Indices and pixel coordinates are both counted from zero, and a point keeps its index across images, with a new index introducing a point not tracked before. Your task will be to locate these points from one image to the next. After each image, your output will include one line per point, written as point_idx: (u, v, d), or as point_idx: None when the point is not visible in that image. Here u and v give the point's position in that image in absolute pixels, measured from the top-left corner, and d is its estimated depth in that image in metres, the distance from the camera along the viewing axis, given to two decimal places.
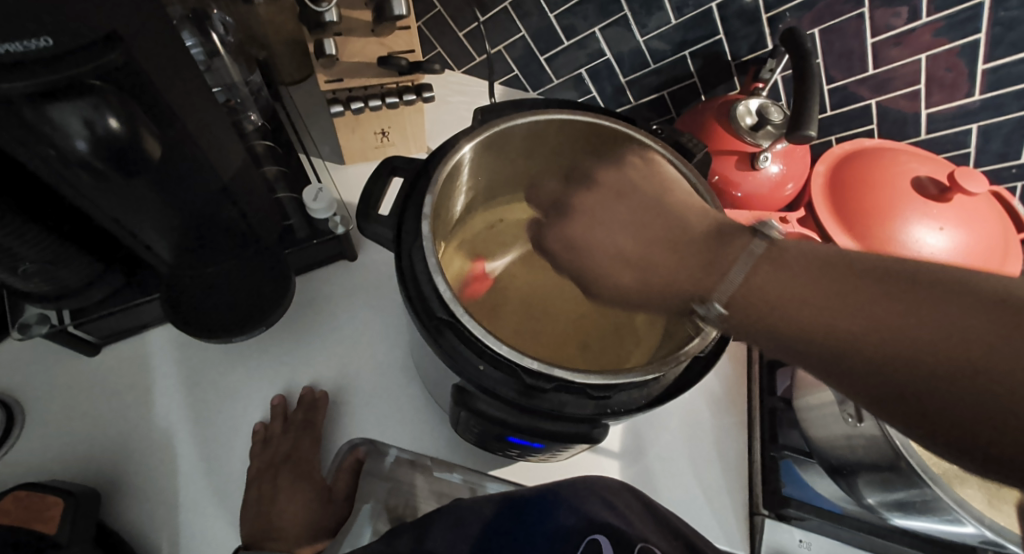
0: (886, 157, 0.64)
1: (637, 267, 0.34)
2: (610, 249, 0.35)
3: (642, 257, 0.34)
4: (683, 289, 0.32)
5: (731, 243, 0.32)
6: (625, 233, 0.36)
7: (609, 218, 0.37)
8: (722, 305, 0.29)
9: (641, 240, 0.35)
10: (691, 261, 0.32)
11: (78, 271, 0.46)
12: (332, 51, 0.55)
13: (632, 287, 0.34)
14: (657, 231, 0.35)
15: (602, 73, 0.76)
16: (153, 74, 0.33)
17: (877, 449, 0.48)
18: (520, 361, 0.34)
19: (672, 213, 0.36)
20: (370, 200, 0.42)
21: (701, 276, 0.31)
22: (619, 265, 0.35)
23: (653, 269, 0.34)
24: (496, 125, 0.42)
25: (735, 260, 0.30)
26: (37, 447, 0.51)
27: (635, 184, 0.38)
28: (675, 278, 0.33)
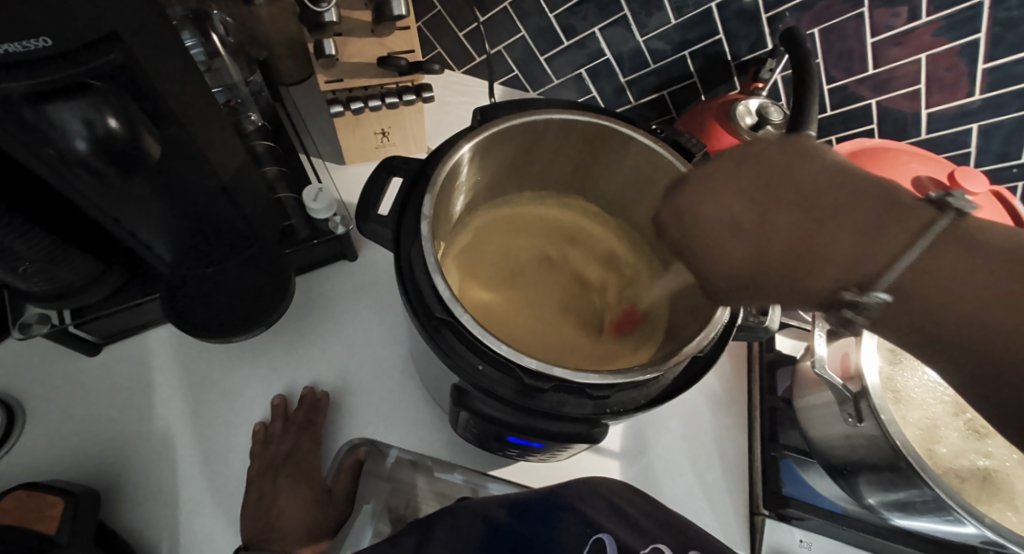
0: (886, 156, 0.64)
1: (752, 244, 0.27)
2: (717, 219, 0.29)
3: (767, 233, 0.27)
4: (827, 273, 0.25)
5: (910, 216, 0.24)
6: (747, 204, 0.28)
7: (727, 186, 0.29)
8: (885, 294, 0.23)
9: (760, 211, 0.28)
10: (847, 238, 0.25)
11: (79, 271, 0.46)
12: (332, 51, 0.55)
13: (744, 273, 0.28)
14: (791, 201, 0.27)
15: (602, 73, 0.76)
16: (154, 75, 0.33)
17: (877, 449, 0.48)
18: (519, 361, 0.34)
19: (817, 180, 0.27)
20: (369, 200, 0.41)
21: (864, 259, 0.24)
22: (732, 246, 0.28)
23: (783, 246, 0.27)
24: (496, 125, 0.42)
25: (911, 242, 0.23)
26: (37, 447, 0.51)
27: (767, 150, 0.29)
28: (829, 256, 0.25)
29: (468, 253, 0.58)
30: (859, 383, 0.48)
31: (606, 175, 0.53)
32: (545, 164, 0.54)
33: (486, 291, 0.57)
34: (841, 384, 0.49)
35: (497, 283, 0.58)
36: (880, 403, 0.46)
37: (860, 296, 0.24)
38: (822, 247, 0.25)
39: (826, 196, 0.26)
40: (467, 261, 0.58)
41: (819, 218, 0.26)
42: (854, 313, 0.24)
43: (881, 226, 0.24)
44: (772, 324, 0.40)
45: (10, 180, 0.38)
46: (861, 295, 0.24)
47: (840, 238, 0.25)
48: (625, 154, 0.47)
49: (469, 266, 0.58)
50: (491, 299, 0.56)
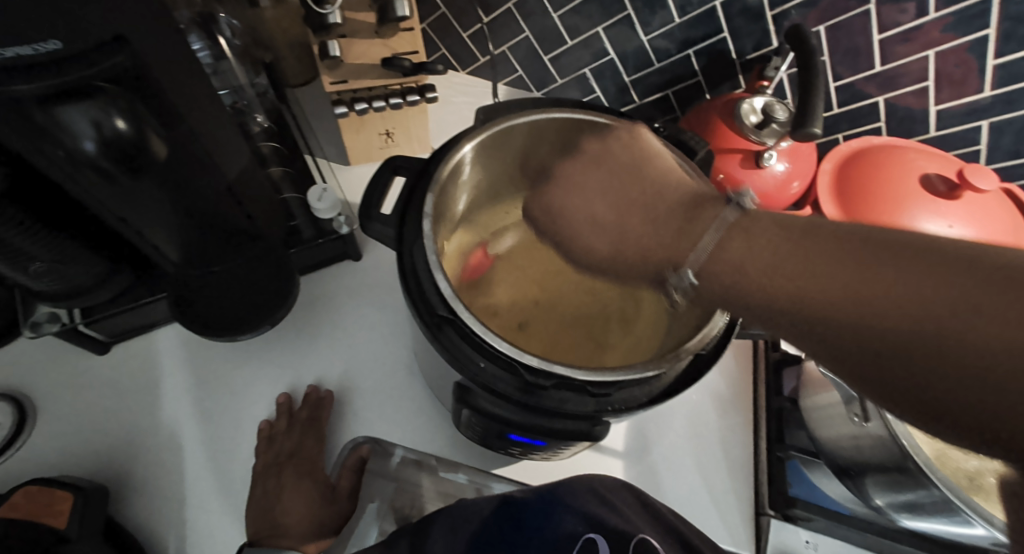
0: (893, 154, 0.63)
1: (609, 237, 0.37)
2: (582, 213, 0.39)
3: (618, 227, 0.37)
4: (654, 259, 0.35)
5: (704, 214, 0.35)
6: (606, 202, 0.38)
7: (590, 191, 0.39)
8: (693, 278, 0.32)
9: (614, 210, 0.38)
10: (661, 232, 0.36)
11: (89, 271, 0.47)
12: (336, 52, 0.56)
13: (606, 258, 0.37)
14: (635, 208, 0.38)
15: (606, 72, 0.76)
16: (157, 75, 0.33)
17: (884, 449, 0.47)
18: (519, 357, 0.34)
19: (654, 191, 0.38)
20: (372, 199, 0.42)
21: (674, 250, 0.34)
22: (596, 236, 0.38)
23: (628, 238, 0.37)
24: (499, 123, 0.43)
25: (710, 228, 0.33)
26: (48, 444, 0.52)
27: (618, 156, 0.40)
28: (655, 244, 0.35)
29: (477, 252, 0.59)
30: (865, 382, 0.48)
31: None
32: None
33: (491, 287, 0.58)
34: (847, 383, 0.49)
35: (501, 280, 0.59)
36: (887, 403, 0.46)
37: (677, 276, 0.33)
38: (648, 240, 0.36)
39: (658, 203, 0.37)
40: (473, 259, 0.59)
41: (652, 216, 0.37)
42: (677, 291, 0.33)
43: (684, 225, 0.35)
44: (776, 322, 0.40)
45: (21, 180, 0.38)
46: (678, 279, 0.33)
47: (661, 234, 0.36)
48: None
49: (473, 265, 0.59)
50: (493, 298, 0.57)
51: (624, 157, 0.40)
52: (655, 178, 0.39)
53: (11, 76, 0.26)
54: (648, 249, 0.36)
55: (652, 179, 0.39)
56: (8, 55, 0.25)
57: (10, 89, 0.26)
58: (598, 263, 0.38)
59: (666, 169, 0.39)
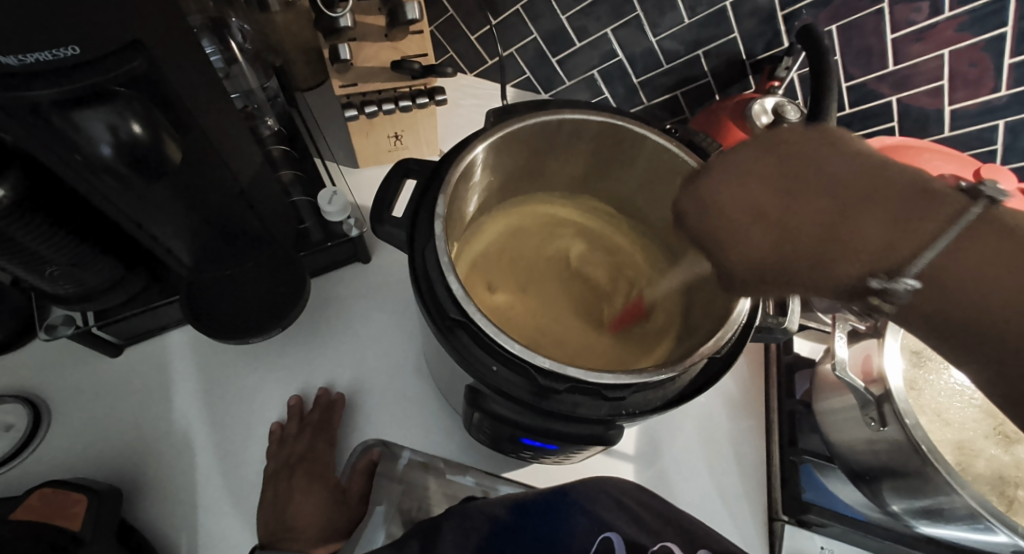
0: (907, 153, 0.63)
1: (776, 235, 0.28)
2: (739, 210, 0.29)
3: (791, 220, 0.28)
4: (863, 259, 0.26)
5: (941, 203, 0.25)
6: (764, 190, 0.29)
7: (752, 182, 0.29)
8: (916, 280, 0.25)
9: (783, 196, 0.28)
10: (870, 224, 0.26)
11: (103, 274, 0.47)
12: (346, 56, 0.56)
13: (771, 260, 0.28)
14: (817, 189, 0.27)
15: (614, 74, 0.76)
16: (174, 80, 0.34)
17: (901, 453, 0.47)
18: (532, 361, 0.34)
19: (856, 176, 0.27)
20: (384, 201, 0.42)
21: (886, 248, 0.25)
22: (756, 234, 0.29)
23: (808, 239, 0.27)
24: (510, 124, 0.42)
25: (947, 226, 0.24)
26: (62, 446, 0.52)
27: (791, 134, 0.30)
28: (863, 241, 0.26)
29: (485, 251, 0.59)
30: (882, 387, 0.47)
31: (618, 172, 0.53)
32: (556, 164, 0.53)
33: (495, 286, 0.58)
34: (863, 387, 0.48)
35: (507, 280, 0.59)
36: (906, 407, 0.45)
37: (889, 282, 0.25)
38: (851, 233, 0.26)
39: (858, 184, 0.27)
40: (481, 260, 0.59)
41: (844, 212, 0.26)
42: (882, 300, 0.26)
43: (905, 214, 0.25)
44: (792, 326, 0.40)
45: (39, 184, 0.39)
46: (891, 281, 0.25)
47: (868, 222, 0.26)
48: (638, 152, 0.47)
49: (480, 265, 0.59)
50: (498, 300, 0.57)
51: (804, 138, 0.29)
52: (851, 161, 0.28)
53: (32, 81, 0.27)
54: (840, 246, 0.27)
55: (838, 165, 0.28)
56: (29, 61, 0.25)
57: (30, 95, 0.27)
58: (753, 268, 0.29)
59: (860, 150, 0.28)
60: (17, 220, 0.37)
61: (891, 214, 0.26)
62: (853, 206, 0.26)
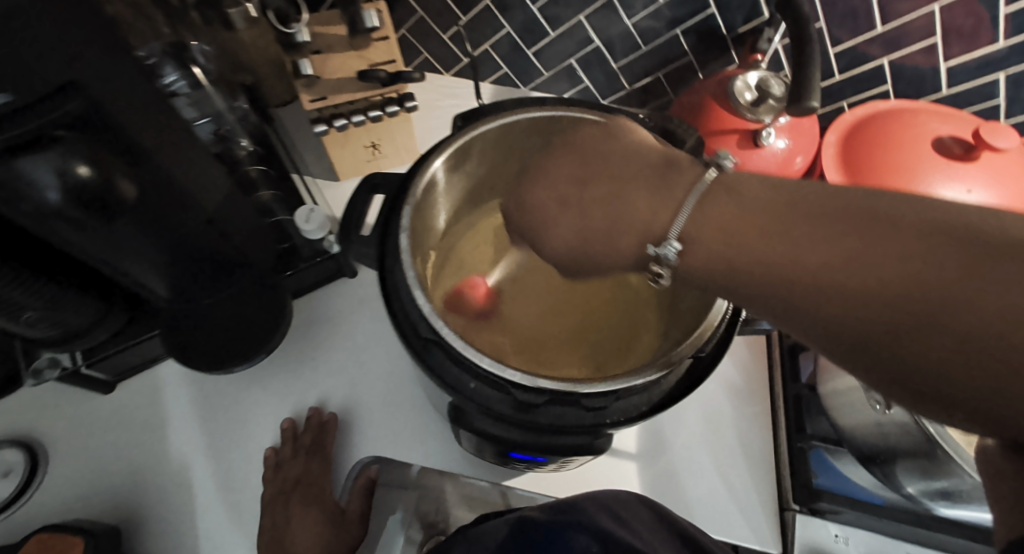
0: (903, 118, 0.60)
1: (578, 220, 0.31)
2: (550, 199, 0.32)
3: (586, 212, 0.31)
4: (631, 239, 0.29)
5: (674, 181, 0.29)
6: (566, 183, 0.32)
7: (556, 182, 0.32)
8: (677, 243, 0.27)
9: (580, 185, 0.32)
10: (639, 196, 0.30)
11: (82, 313, 0.47)
12: (308, 70, 0.56)
13: (576, 247, 0.31)
14: (604, 176, 0.31)
15: (592, 60, 0.74)
16: (120, 116, 0.33)
17: (908, 436, 0.46)
18: (503, 374, 0.33)
19: (628, 159, 0.32)
20: (351, 221, 0.42)
21: (651, 216, 0.29)
22: (562, 220, 0.32)
23: (592, 222, 0.31)
24: (474, 128, 0.42)
25: (688, 192, 0.28)
26: (57, 488, 0.52)
27: (588, 135, 0.34)
28: (623, 216, 0.30)
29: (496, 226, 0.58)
30: None
31: None
32: None
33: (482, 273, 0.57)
34: None
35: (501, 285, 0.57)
36: None
37: (660, 248, 0.28)
38: (636, 210, 0.29)
39: (625, 166, 0.31)
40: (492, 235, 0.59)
41: (619, 194, 0.30)
42: (660, 266, 0.28)
43: (662, 185, 0.30)
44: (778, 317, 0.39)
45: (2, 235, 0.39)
46: (661, 248, 0.28)
47: (638, 200, 0.30)
48: None
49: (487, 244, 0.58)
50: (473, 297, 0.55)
51: (584, 133, 0.34)
52: (622, 149, 0.32)
53: None
54: (619, 232, 0.30)
55: (619, 149, 0.33)
56: None
57: None
58: (565, 257, 0.32)
59: (629, 136, 0.34)
60: None
61: (653, 186, 0.30)
62: (623, 190, 0.30)
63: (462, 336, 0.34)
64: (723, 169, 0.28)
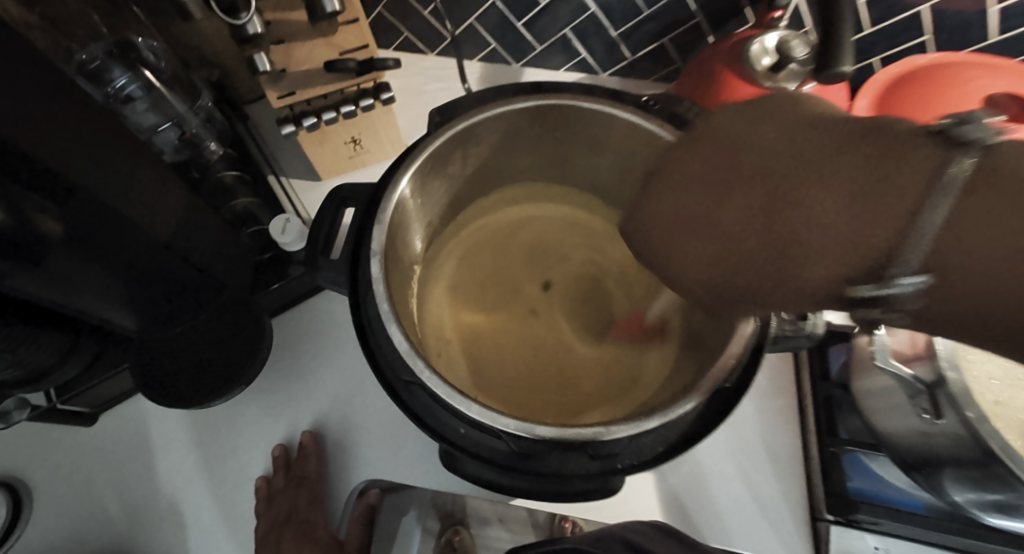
0: (947, 73, 0.52)
1: (725, 244, 0.22)
2: (679, 215, 0.24)
3: (733, 231, 0.22)
4: (819, 277, 0.20)
5: (910, 162, 0.19)
6: (699, 190, 0.23)
7: (687, 190, 0.23)
8: (916, 278, 0.18)
9: (724, 194, 0.22)
10: (838, 199, 0.19)
11: (45, 350, 0.42)
12: (267, 67, 0.51)
13: (717, 277, 0.23)
14: (771, 172, 0.21)
15: (589, 29, 0.66)
16: (25, 138, 0.28)
17: (961, 449, 0.40)
18: (494, 423, 0.28)
19: (813, 140, 0.21)
20: (318, 241, 0.37)
21: (861, 235, 0.19)
22: (699, 243, 0.23)
23: (756, 242, 0.21)
24: (454, 124, 0.37)
25: (932, 188, 0.18)
26: (47, 529, 0.50)
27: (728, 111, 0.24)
28: (817, 228, 0.20)
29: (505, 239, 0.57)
30: (934, 371, 0.40)
31: (587, 156, 0.47)
32: (523, 159, 0.48)
33: (483, 287, 0.56)
34: (912, 376, 0.42)
35: (496, 302, 0.55)
36: (964, 395, 0.39)
37: (881, 288, 0.19)
38: (822, 227, 0.20)
39: (803, 153, 0.21)
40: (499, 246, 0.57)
41: (796, 199, 0.20)
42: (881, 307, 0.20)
43: (884, 174, 0.19)
44: (815, 330, 0.35)
45: None
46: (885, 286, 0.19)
47: (832, 207, 0.19)
48: (605, 132, 0.41)
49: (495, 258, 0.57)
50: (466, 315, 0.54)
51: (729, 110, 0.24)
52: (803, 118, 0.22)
53: None
54: (787, 259, 0.21)
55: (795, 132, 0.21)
56: None
57: None
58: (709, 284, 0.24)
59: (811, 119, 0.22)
60: None
61: (866, 180, 0.19)
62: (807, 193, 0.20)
63: (445, 378, 0.29)
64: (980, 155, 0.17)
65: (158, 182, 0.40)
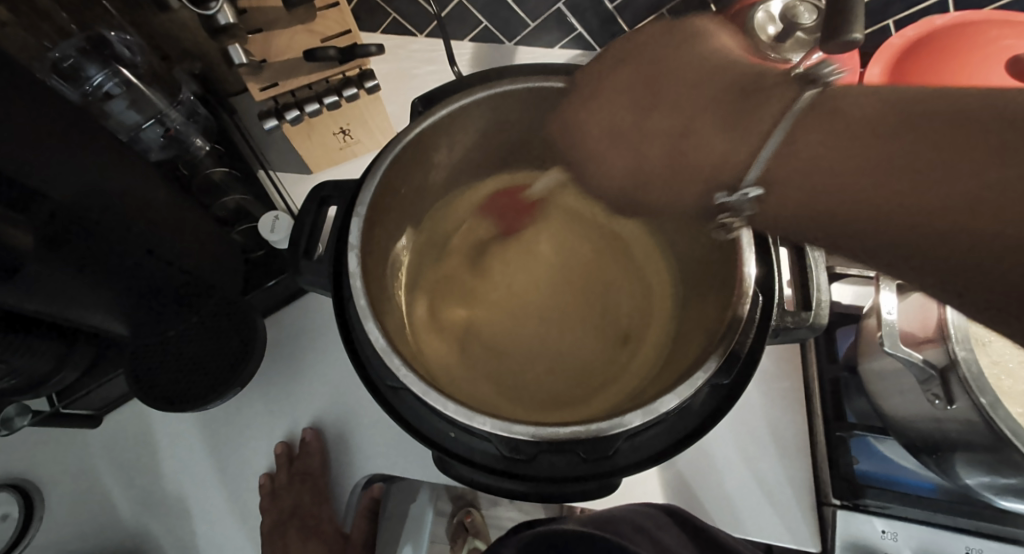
0: (968, 39, 0.48)
1: (635, 153, 0.40)
2: (603, 127, 0.40)
3: (641, 145, 0.39)
4: (709, 163, 0.35)
5: (762, 92, 0.33)
6: (624, 113, 0.39)
7: (614, 111, 0.39)
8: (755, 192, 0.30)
9: (636, 121, 0.39)
10: (714, 116, 0.35)
11: (40, 360, 0.42)
12: (242, 59, 0.48)
13: (622, 181, 0.41)
14: (670, 108, 0.38)
15: (584, 3, 0.63)
16: None
17: (975, 434, 0.39)
18: (470, 423, 0.27)
19: (703, 84, 0.37)
20: (301, 241, 0.36)
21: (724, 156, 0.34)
22: (619, 155, 0.40)
23: (648, 146, 0.39)
24: (435, 111, 0.35)
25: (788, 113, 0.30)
26: (62, 528, 0.51)
27: (654, 50, 0.40)
28: (695, 143, 0.36)
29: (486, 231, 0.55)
30: (946, 354, 0.39)
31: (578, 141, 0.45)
32: (512, 145, 0.46)
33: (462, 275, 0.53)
34: (922, 360, 0.40)
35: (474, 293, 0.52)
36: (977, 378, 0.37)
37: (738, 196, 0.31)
38: (696, 146, 0.36)
39: (689, 93, 0.37)
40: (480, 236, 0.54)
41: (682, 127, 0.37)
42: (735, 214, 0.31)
43: (743, 115, 0.34)
44: (820, 320, 0.34)
45: None
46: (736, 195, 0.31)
47: (709, 136, 0.35)
48: (594, 115, 0.39)
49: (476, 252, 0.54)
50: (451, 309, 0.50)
51: (651, 51, 0.40)
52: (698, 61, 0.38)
53: None
54: (678, 153, 0.37)
55: (687, 70, 0.38)
56: None
57: None
58: (616, 185, 0.42)
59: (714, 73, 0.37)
60: None
61: (728, 121, 0.34)
62: (688, 125, 0.37)
63: (423, 374, 0.28)
64: (828, 84, 0.28)
65: (135, 185, 0.39)
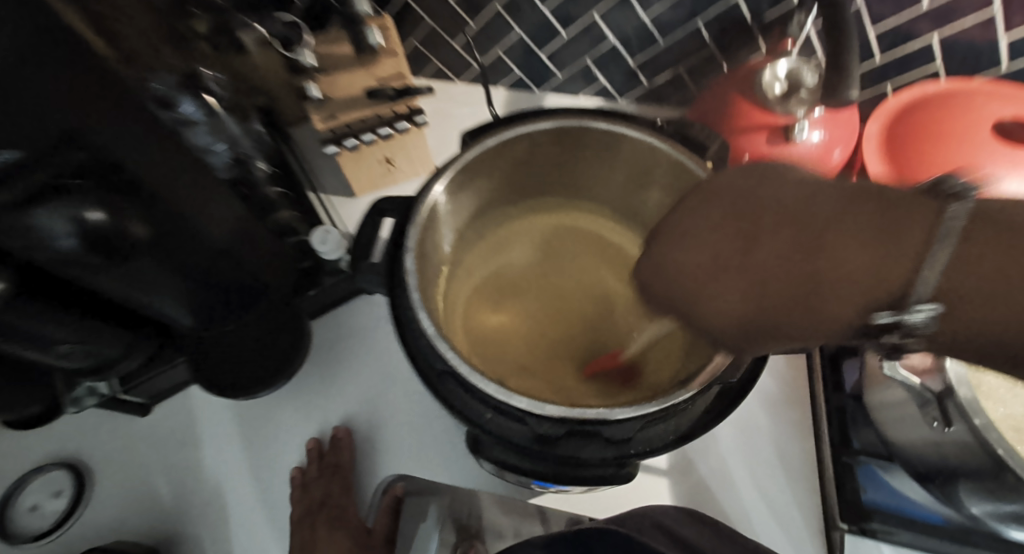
0: (956, 101, 0.54)
1: (747, 283, 0.26)
2: (692, 266, 0.28)
3: (755, 277, 0.25)
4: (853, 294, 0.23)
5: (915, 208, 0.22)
6: (723, 237, 0.27)
7: (708, 243, 0.28)
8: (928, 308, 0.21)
9: (742, 246, 0.26)
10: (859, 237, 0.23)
11: (115, 344, 0.47)
12: (317, 93, 0.58)
13: (742, 314, 0.26)
14: (784, 221, 0.25)
15: (609, 59, 0.71)
16: None
17: (973, 456, 0.41)
18: (507, 402, 0.31)
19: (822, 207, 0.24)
20: (360, 248, 0.41)
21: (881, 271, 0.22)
22: (725, 287, 0.26)
23: (774, 275, 0.25)
24: (484, 142, 0.41)
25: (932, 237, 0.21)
26: (102, 509, 0.54)
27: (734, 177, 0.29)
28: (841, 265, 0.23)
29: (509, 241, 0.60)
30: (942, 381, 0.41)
31: (601, 172, 0.50)
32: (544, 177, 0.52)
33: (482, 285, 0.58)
34: (920, 385, 0.43)
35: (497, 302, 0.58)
36: (971, 404, 0.40)
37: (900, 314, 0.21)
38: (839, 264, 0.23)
39: (810, 206, 0.25)
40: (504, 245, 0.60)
41: (809, 246, 0.24)
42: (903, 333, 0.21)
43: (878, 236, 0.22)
44: None
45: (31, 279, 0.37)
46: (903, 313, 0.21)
47: (850, 254, 0.23)
48: (617, 151, 0.45)
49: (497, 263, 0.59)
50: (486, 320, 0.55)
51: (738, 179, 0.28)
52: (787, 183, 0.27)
53: None
54: (814, 289, 0.24)
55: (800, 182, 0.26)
56: None
57: None
58: (731, 327, 0.27)
59: (804, 186, 0.26)
60: (17, 309, 0.35)
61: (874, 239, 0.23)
62: (819, 240, 0.24)
63: (467, 359, 0.33)
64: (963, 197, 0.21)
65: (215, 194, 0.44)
